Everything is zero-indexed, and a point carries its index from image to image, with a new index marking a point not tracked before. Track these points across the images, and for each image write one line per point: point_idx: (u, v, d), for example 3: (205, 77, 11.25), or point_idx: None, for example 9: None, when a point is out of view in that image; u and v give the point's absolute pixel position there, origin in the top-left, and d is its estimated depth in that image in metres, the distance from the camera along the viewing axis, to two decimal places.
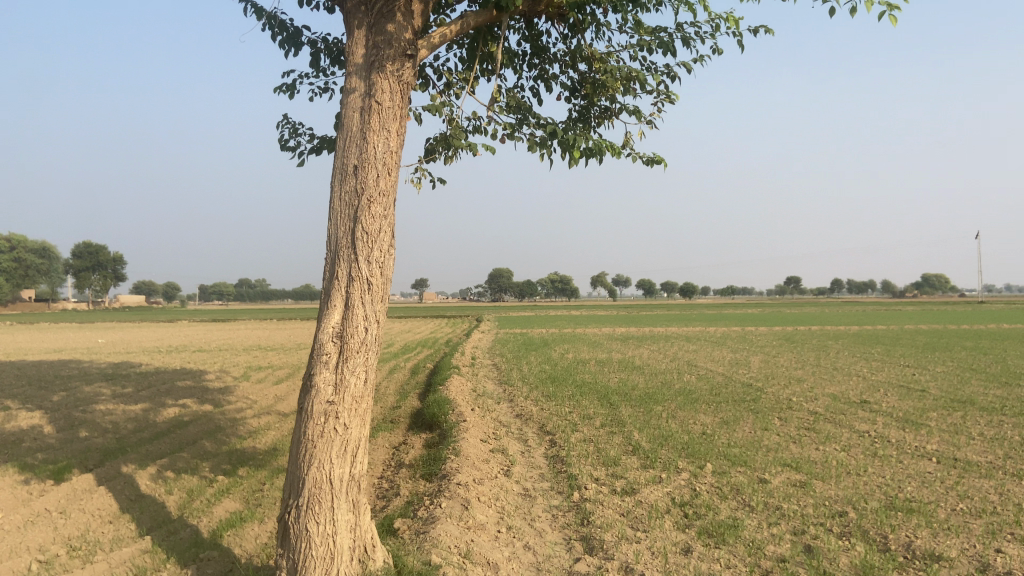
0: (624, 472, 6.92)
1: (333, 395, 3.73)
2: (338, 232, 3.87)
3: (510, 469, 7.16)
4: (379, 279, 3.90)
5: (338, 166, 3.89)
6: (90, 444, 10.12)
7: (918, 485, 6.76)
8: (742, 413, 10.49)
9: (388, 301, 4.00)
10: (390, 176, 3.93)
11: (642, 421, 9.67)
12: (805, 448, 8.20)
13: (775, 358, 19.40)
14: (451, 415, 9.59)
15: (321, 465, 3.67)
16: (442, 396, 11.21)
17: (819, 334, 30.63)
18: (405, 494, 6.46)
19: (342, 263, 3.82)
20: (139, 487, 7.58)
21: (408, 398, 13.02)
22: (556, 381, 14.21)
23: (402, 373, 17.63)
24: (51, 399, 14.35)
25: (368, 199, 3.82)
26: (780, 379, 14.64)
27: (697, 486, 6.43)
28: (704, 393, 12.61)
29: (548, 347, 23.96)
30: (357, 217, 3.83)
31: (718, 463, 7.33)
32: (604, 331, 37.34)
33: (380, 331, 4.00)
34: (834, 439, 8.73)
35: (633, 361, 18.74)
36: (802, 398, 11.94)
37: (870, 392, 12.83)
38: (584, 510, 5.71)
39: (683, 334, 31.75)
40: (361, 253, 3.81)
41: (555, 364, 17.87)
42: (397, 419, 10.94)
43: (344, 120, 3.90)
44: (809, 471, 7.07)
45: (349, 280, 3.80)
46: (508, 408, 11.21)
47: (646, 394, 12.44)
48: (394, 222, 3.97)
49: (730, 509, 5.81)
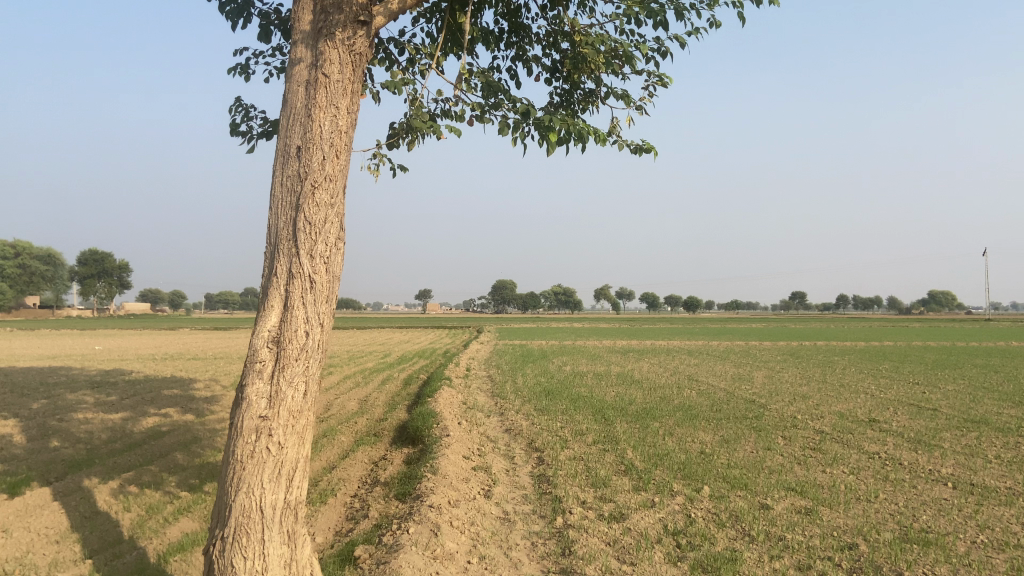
0: (613, 495, 6.39)
1: (267, 409, 3.23)
2: (277, 221, 3.40)
3: (490, 489, 6.64)
4: (324, 277, 3.42)
5: (281, 148, 3.43)
6: (57, 454, 9.59)
7: (934, 514, 6.22)
8: (743, 431, 9.95)
9: (334, 303, 3.52)
10: (340, 159, 3.46)
11: (637, 439, 9.14)
12: (811, 470, 7.66)
13: (779, 374, 18.86)
14: (435, 430, 9.08)
15: (250, 492, 3.16)
16: (428, 409, 10.70)
17: (825, 350, 30.02)
18: (374, 516, 5.95)
19: (282, 256, 3.35)
20: (96, 502, 7.03)
21: (396, 410, 12.51)
22: (551, 395, 13.68)
23: (395, 384, 17.11)
24: (30, 407, 13.83)
25: (311, 185, 3.35)
26: (784, 395, 14.10)
27: (693, 512, 5.90)
28: (705, 409, 12.05)
29: (546, 360, 23.43)
30: (300, 205, 3.35)
31: (716, 485, 6.79)
32: (605, 343, 36.80)
33: (325, 337, 3.51)
34: (841, 461, 8.20)
35: (632, 374, 18.25)
36: (807, 416, 11.40)
37: (879, 410, 12.29)
38: (567, 538, 5.19)
39: (686, 348, 31.19)
40: (302, 246, 3.33)
41: (552, 377, 17.36)
42: (381, 432, 10.41)
43: (288, 97, 3.44)
44: (815, 497, 6.53)
45: (289, 276, 3.32)
46: (497, 422, 10.70)
47: (644, 410, 11.90)
48: (342, 212, 3.49)
49: (728, 539, 5.28)
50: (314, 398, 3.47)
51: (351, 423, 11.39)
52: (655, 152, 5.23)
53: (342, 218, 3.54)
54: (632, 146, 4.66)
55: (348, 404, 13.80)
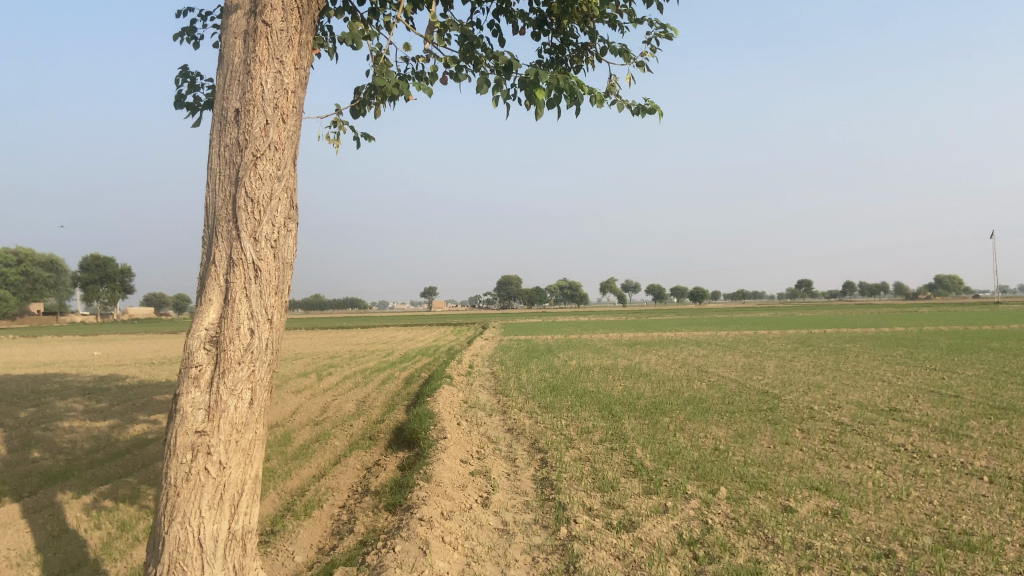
0: (621, 500, 5.85)
1: (204, 423, 2.72)
2: (214, 199, 2.88)
3: (489, 497, 6.12)
4: (272, 264, 2.91)
5: (216, 113, 2.90)
6: (35, 466, 9.08)
7: (974, 513, 5.67)
8: (758, 425, 9.40)
9: (285, 294, 3.00)
10: (287, 124, 2.95)
11: (647, 436, 8.60)
12: (835, 467, 7.10)
13: (791, 363, 18.25)
14: (432, 432, 8.55)
15: (185, 523, 2.64)
16: (426, 410, 10.18)
17: (836, 337, 29.40)
18: (361, 531, 5.42)
19: (220, 239, 2.83)
20: (65, 520, 6.52)
21: (394, 411, 11.98)
22: (555, 391, 13.14)
23: (394, 384, 16.55)
24: (17, 416, 13.33)
25: (253, 153, 2.83)
26: (798, 385, 13.53)
27: (709, 517, 5.36)
28: (717, 402, 11.48)
29: (551, 354, 22.88)
30: (240, 179, 2.83)
31: (734, 486, 6.25)
32: (611, 336, 36.34)
33: (275, 336, 2.99)
34: (866, 455, 7.64)
35: (640, 367, 17.67)
36: (824, 407, 10.85)
37: (899, 398, 11.72)
38: (571, 552, 4.67)
39: (694, 339, 30.53)
40: (244, 228, 2.81)
41: (556, 372, 16.80)
42: (377, 435, 9.88)
43: (224, 51, 2.91)
44: (843, 497, 5.98)
45: (229, 264, 2.80)
46: (499, 422, 10.16)
47: (653, 404, 11.35)
48: (290, 187, 2.97)
49: (750, 549, 4.74)
50: (264, 408, 2.96)
51: (346, 426, 10.88)
52: (659, 112, 4.84)
53: (292, 194, 3.03)
54: (634, 105, 4.20)
55: (345, 405, 13.29)
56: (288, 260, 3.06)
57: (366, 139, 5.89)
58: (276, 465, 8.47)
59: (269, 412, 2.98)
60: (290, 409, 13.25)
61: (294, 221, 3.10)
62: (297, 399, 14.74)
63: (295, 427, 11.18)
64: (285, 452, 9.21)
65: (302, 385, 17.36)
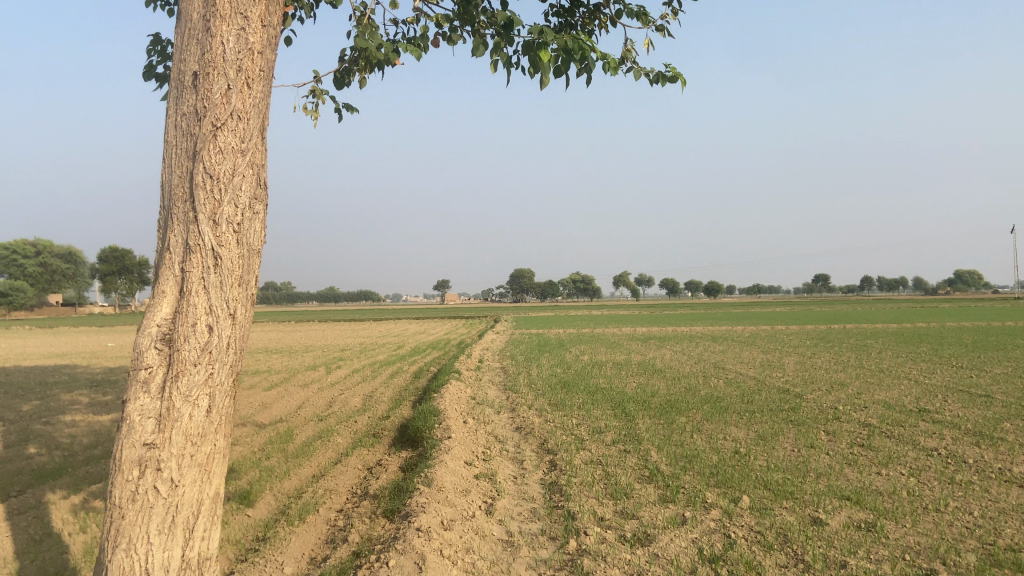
0: (636, 509, 5.45)
1: (154, 435, 2.35)
2: (170, 176, 2.51)
3: (493, 504, 5.74)
4: (236, 250, 2.53)
5: (174, 79, 2.53)
6: (29, 463, 8.80)
7: (1020, 527, 5.23)
8: (780, 426, 8.96)
9: (251, 285, 2.61)
10: (253, 90, 2.56)
11: (662, 437, 8.19)
12: (864, 474, 6.67)
13: (811, 360, 17.74)
14: (437, 431, 8.19)
15: (129, 552, 2.26)
16: (433, 407, 9.82)
17: (855, 332, 28.80)
18: (355, 540, 5.06)
19: (175, 221, 2.45)
20: (50, 523, 6.20)
21: (400, 408, 11.63)
22: (567, 387, 12.73)
23: (403, 379, 16.20)
24: (20, 409, 13.09)
25: (213, 122, 2.45)
26: (819, 383, 13.07)
27: (732, 531, 4.95)
28: (735, 401, 11.04)
29: (564, 349, 22.46)
30: (197, 153, 2.45)
31: (757, 495, 5.83)
32: (626, 330, 35.78)
33: (240, 334, 2.61)
34: (897, 460, 7.19)
35: (655, 363, 17.22)
36: (848, 407, 10.38)
37: (926, 398, 11.23)
38: (581, 569, 4.28)
39: (710, 333, 29.96)
40: (201, 209, 2.43)
41: (568, 367, 16.39)
42: (381, 433, 9.52)
43: (182, 8, 2.54)
44: (877, 509, 5.54)
45: (184, 250, 2.42)
46: (508, 420, 9.78)
47: (668, 402, 10.92)
48: (257, 163, 2.59)
49: (778, 568, 4.33)
50: (227, 417, 2.58)
51: (350, 423, 10.53)
52: (681, 79, 4.56)
53: (261, 171, 2.66)
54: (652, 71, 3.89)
55: (351, 400, 12.96)
56: (257, 246, 2.69)
57: (351, 110, 5.71)
58: (275, 464, 8.13)
59: (234, 421, 2.60)
60: (295, 404, 12.94)
61: (264, 201, 2.72)
62: (304, 393, 14.43)
63: (298, 423, 10.84)
64: (285, 450, 8.87)
65: (310, 379, 17.06)
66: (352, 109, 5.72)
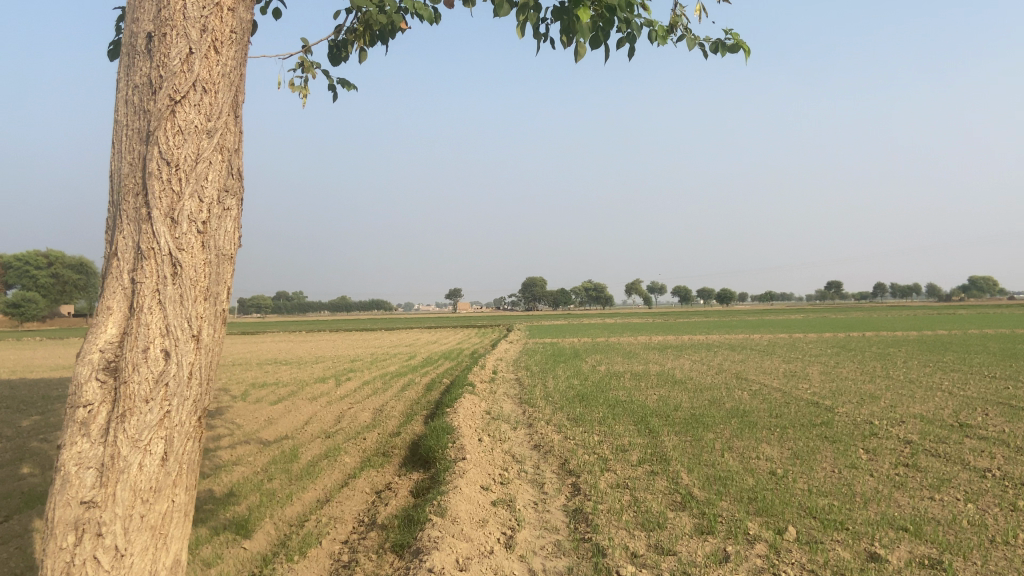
0: (672, 543, 4.90)
1: (94, 491, 2.03)
2: (120, 164, 2.21)
3: (512, 536, 5.21)
4: (200, 257, 2.21)
5: (127, 44, 2.22)
6: (20, 484, 8.33)
7: None
8: (816, 443, 8.40)
9: (219, 300, 2.28)
10: (222, 56, 2.26)
11: (691, 456, 7.64)
12: (917, 500, 6.08)
13: (835, 370, 17.12)
14: (451, 450, 7.68)
15: None
16: (446, 423, 9.33)
17: (876, 340, 28.03)
18: None
19: (124, 220, 2.15)
20: (31, 556, 5.72)
21: (411, 423, 11.12)
22: (585, 401, 12.16)
23: (414, 391, 15.68)
24: (20, 425, 12.63)
25: (171, 94, 2.15)
26: (849, 395, 12.43)
27: (782, 570, 4.39)
28: (763, 415, 10.46)
29: (579, 360, 21.86)
30: (151, 135, 2.14)
31: (804, 526, 5.28)
32: (640, 339, 35.13)
33: (205, 362, 2.27)
34: (949, 483, 6.62)
35: (673, 374, 16.64)
36: (885, 422, 9.77)
37: (965, 411, 10.63)
38: None
39: (727, 342, 29.29)
40: (157, 205, 2.11)
41: (585, 379, 15.85)
42: (391, 452, 9.00)
43: None
44: (940, 542, 4.97)
45: (135, 256, 2.10)
46: (525, 437, 9.26)
47: (693, 417, 10.34)
48: (225, 147, 2.26)
49: None
50: (187, 461, 2.26)
51: (358, 440, 10.02)
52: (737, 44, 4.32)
53: (230, 157, 2.35)
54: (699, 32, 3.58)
55: (360, 415, 12.45)
56: (225, 253, 2.37)
57: (348, 87, 5.33)
58: (277, 487, 7.62)
59: (196, 465, 2.28)
60: (302, 419, 12.45)
61: (237, 196, 2.40)
62: (312, 408, 13.94)
63: (304, 440, 10.33)
64: (289, 471, 8.37)
65: (317, 392, 16.56)
66: (349, 86, 5.34)
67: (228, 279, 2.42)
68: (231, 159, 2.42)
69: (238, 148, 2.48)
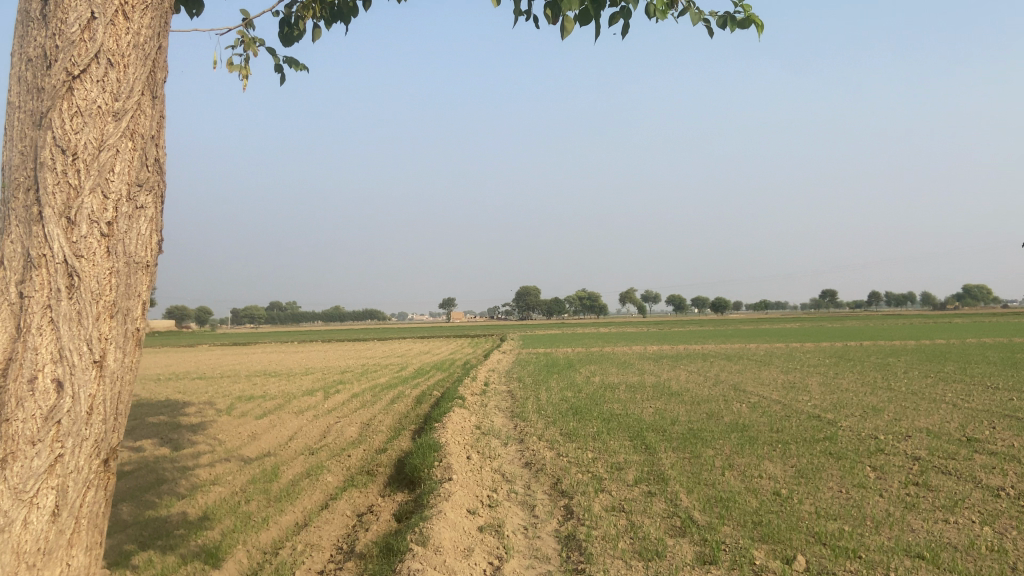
0: None
1: None
2: (9, 150, 2.32)
3: (500, 567, 4.84)
4: (102, 266, 2.32)
5: (19, 19, 2.35)
6: None
7: None
8: (820, 460, 8.05)
9: (120, 321, 2.38)
10: (126, 20, 2.40)
11: (690, 475, 7.28)
12: (931, 523, 5.73)
13: (834, 380, 16.78)
14: (437, 470, 7.31)
15: None
16: (433, 439, 8.94)
17: (874, 350, 27.73)
18: None
19: (13, 222, 2.26)
20: None
21: (398, 439, 10.73)
22: (579, 415, 11.77)
23: (404, 404, 15.25)
24: None
25: (68, 67, 2.26)
26: (851, 408, 12.08)
27: None
28: (762, 429, 10.12)
29: (572, 371, 21.46)
30: (41, 121, 2.27)
31: (813, 554, 4.92)
32: (634, 348, 34.69)
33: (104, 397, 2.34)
34: (964, 503, 6.28)
35: (669, 385, 16.26)
36: (889, 437, 9.46)
37: (971, 425, 10.31)
38: None
39: (723, 352, 28.89)
40: (49, 205, 2.23)
41: (578, 391, 15.45)
42: (376, 470, 8.60)
43: None
44: (962, 571, 4.61)
45: (25, 266, 2.21)
46: (516, 453, 8.89)
47: (691, 432, 9.97)
48: (126, 140, 2.39)
49: None
50: (85, 516, 2.28)
51: (343, 457, 9.62)
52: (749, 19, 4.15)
53: (140, 142, 2.45)
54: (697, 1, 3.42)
55: (347, 430, 12.04)
56: (137, 266, 2.45)
57: (295, 67, 5.17)
58: (254, 510, 7.22)
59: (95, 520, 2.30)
60: (287, 435, 12.02)
61: (150, 196, 2.54)
62: (297, 422, 13.50)
63: (286, 458, 9.92)
64: (268, 492, 7.97)
65: (304, 406, 16.10)
66: (295, 66, 5.18)
67: (141, 289, 2.49)
68: (146, 148, 2.51)
69: (155, 136, 2.56)
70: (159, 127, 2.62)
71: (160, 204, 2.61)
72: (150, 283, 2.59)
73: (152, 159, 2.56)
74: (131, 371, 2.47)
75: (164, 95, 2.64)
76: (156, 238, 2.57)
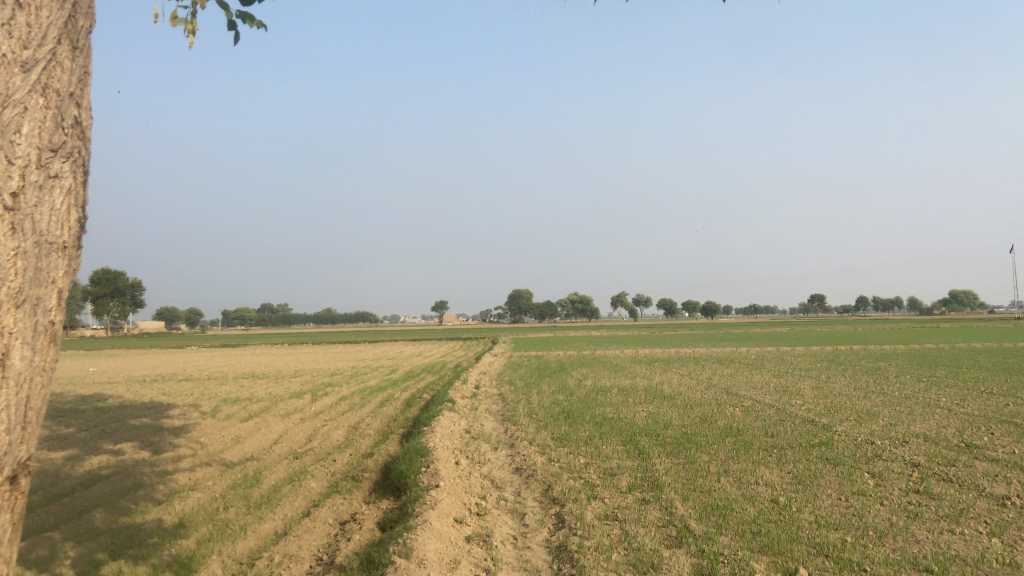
0: None
1: None
2: None
3: None
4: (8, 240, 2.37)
5: None
6: None
7: None
8: (819, 466, 7.84)
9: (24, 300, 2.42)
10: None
11: (686, 481, 7.06)
12: (936, 534, 5.52)
13: (829, 384, 16.62)
14: (424, 476, 7.05)
15: None
16: (421, 444, 8.69)
17: (866, 354, 27.61)
18: None
19: None
20: None
21: (386, 442, 10.48)
22: (571, 419, 11.53)
23: (393, 407, 14.97)
24: None
25: None
26: (847, 412, 11.88)
27: None
28: (758, 434, 9.91)
29: (564, 373, 21.21)
30: None
31: (816, 567, 4.70)
32: (627, 351, 34.47)
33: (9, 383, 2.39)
34: (969, 513, 6.07)
35: (662, 388, 16.06)
36: (887, 442, 9.27)
37: (969, 430, 10.13)
38: None
39: (716, 356, 28.69)
40: None
41: (570, 394, 15.22)
42: (361, 476, 8.33)
43: None
44: None
45: None
46: (505, 458, 8.64)
47: (684, 436, 9.76)
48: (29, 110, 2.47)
49: None
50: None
51: (327, 462, 9.34)
52: None
53: (51, 104, 2.58)
54: None
55: (333, 434, 11.75)
56: (46, 250, 2.54)
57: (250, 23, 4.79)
58: (232, 517, 6.94)
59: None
60: (271, 439, 11.71)
61: (58, 170, 2.66)
62: (282, 426, 13.19)
63: (269, 462, 9.64)
64: (248, 498, 7.69)
65: (291, 409, 15.78)
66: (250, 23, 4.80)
67: (51, 269, 2.59)
68: (58, 107, 2.63)
69: (68, 98, 2.71)
70: (73, 88, 2.76)
71: (68, 176, 2.74)
72: (61, 264, 2.68)
73: (64, 122, 2.68)
74: (40, 368, 2.53)
75: (81, 46, 2.81)
76: (66, 213, 2.69)
